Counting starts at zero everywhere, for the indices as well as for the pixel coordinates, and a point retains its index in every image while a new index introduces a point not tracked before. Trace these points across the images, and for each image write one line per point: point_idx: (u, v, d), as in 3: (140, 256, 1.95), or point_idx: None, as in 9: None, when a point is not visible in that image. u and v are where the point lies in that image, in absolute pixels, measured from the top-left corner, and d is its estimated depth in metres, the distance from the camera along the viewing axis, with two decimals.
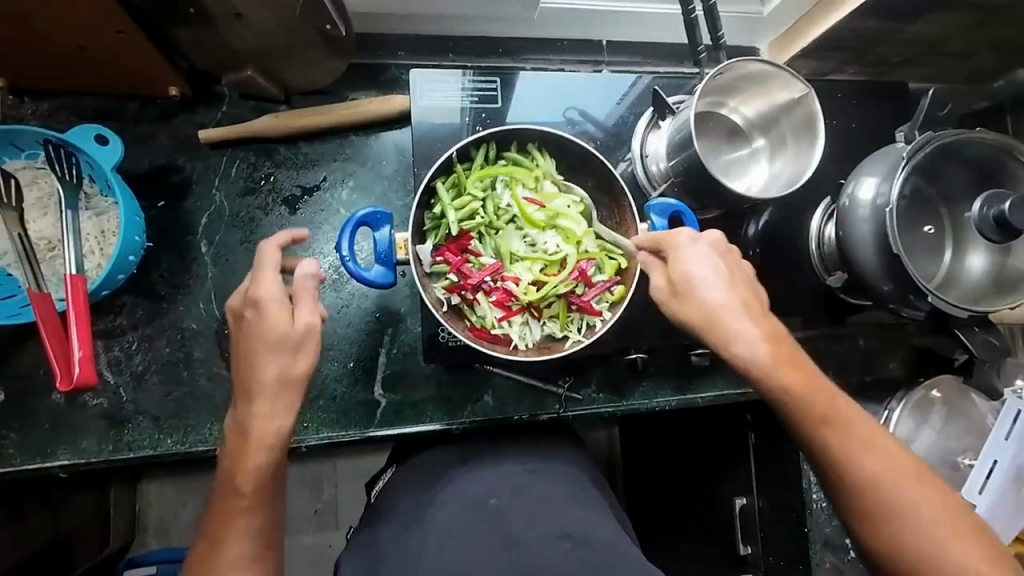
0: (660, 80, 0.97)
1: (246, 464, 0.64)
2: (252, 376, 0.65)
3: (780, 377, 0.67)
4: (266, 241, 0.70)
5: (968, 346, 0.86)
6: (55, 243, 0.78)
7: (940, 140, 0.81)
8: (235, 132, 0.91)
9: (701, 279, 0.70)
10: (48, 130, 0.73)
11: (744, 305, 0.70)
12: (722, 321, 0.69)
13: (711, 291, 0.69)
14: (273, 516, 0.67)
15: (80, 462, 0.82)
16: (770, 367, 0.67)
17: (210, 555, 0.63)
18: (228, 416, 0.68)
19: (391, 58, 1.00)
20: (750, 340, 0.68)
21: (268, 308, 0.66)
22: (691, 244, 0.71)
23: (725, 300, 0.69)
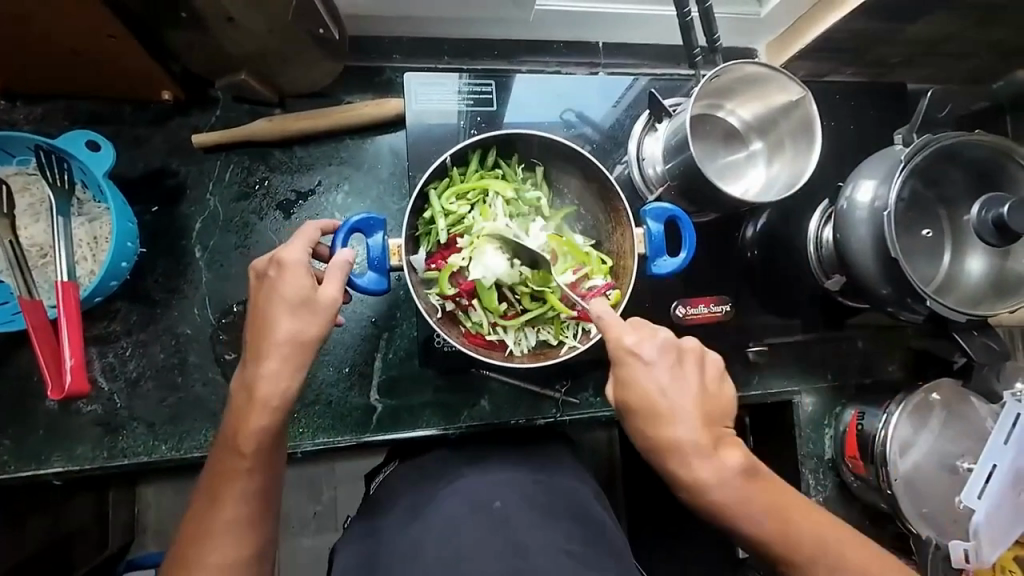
0: (657, 82, 0.96)
1: (249, 424, 0.64)
2: (264, 332, 0.65)
3: (734, 488, 0.63)
4: (310, 221, 0.71)
5: (967, 349, 0.85)
6: (47, 250, 0.78)
7: (939, 142, 0.80)
8: (229, 136, 0.90)
9: (663, 405, 0.65)
10: (39, 136, 0.73)
11: (708, 428, 0.65)
12: (686, 454, 0.64)
13: (676, 421, 0.65)
14: (271, 481, 0.66)
15: (74, 469, 0.82)
16: (738, 501, 0.63)
17: (207, 506, 0.64)
18: (238, 369, 0.68)
19: (386, 61, 0.99)
20: (715, 472, 0.63)
21: (290, 269, 0.65)
22: (642, 364, 0.66)
23: (690, 429, 0.64)
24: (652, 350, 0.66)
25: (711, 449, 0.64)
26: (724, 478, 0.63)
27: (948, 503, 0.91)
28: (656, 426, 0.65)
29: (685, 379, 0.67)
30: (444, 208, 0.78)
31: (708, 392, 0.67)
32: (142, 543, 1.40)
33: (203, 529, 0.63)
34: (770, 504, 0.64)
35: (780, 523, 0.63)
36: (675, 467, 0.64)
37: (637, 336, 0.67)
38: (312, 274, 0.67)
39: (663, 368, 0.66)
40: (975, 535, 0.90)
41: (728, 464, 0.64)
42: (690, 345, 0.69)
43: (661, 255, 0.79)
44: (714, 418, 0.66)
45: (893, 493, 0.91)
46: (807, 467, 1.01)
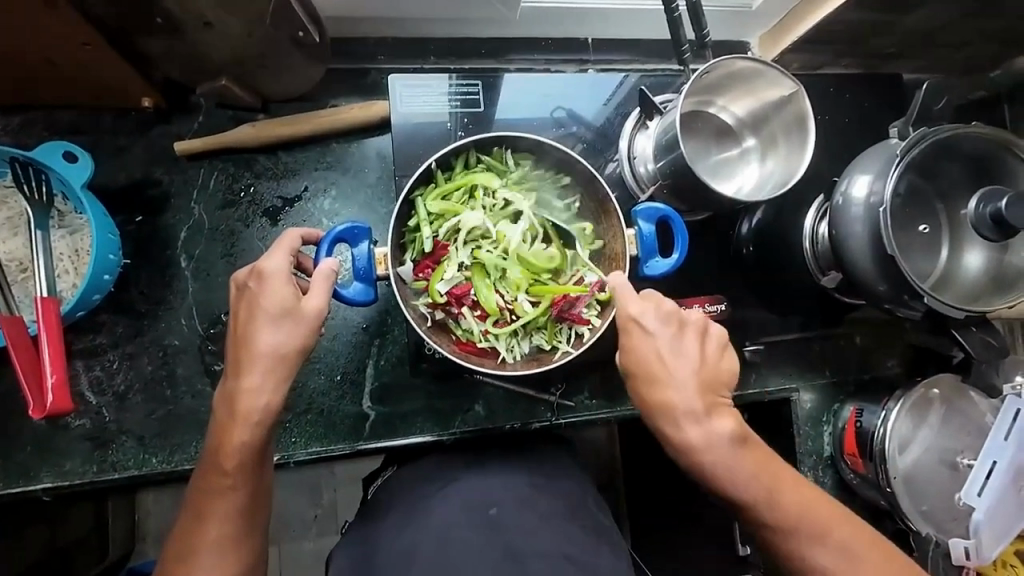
0: (647, 78, 0.95)
1: (232, 440, 0.63)
2: (246, 344, 0.63)
3: (728, 466, 0.65)
4: (290, 228, 0.69)
5: (965, 346, 0.84)
6: (27, 264, 0.76)
7: (935, 136, 0.78)
8: (212, 144, 0.89)
9: (660, 372, 0.67)
10: (13, 148, 0.72)
11: (703, 394, 0.67)
12: (679, 417, 0.66)
13: (670, 386, 0.66)
14: (257, 496, 0.65)
15: (65, 484, 0.81)
16: (726, 468, 0.65)
17: (193, 524, 0.63)
18: (219, 383, 0.66)
19: (371, 63, 0.98)
20: (704, 432, 0.65)
21: (271, 280, 0.64)
22: (642, 335, 0.68)
23: (684, 393, 0.66)
24: (649, 318, 0.69)
25: (705, 416, 0.66)
26: (714, 445, 0.65)
27: (948, 499, 0.91)
28: (652, 388, 0.67)
29: (685, 348, 0.68)
30: (430, 212, 0.77)
31: (709, 362, 0.69)
32: (142, 551, 1.38)
33: (188, 548, 0.62)
34: (755, 472, 0.65)
35: (762, 491, 0.65)
36: (668, 429, 0.66)
37: (642, 310, 0.69)
38: (295, 283, 0.66)
39: (662, 339, 0.68)
40: (974, 532, 0.87)
41: (721, 433, 0.65)
42: (696, 319, 0.71)
43: (654, 257, 0.77)
44: (710, 387, 0.68)
45: (893, 491, 0.89)
46: (807, 466, 1.00)
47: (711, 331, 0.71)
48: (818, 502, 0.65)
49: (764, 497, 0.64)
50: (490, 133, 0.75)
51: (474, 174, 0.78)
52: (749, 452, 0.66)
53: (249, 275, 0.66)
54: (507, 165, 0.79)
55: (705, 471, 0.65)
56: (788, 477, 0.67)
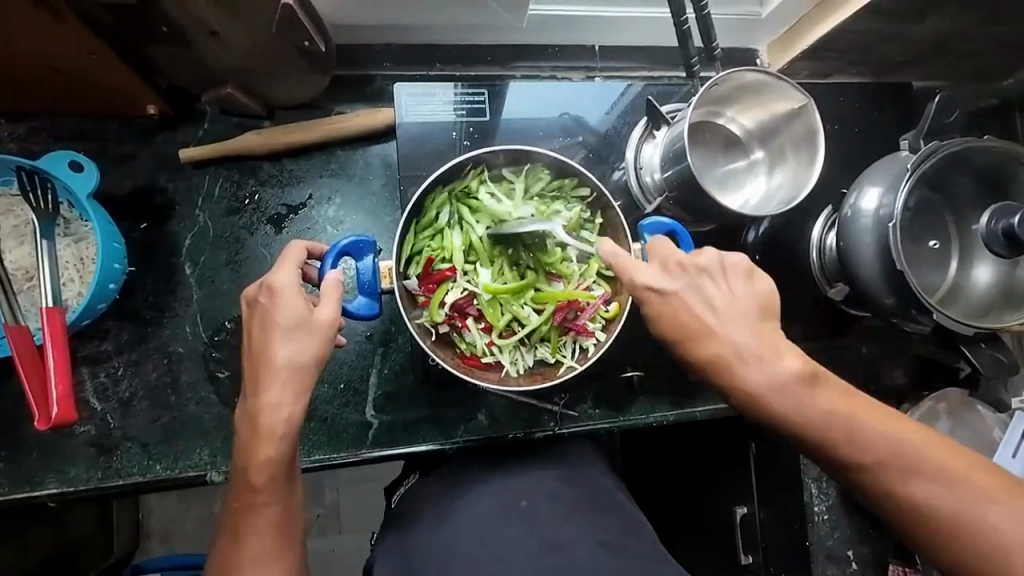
0: (653, 86, 0.94)
1: (258, 457, 0.62)
2: (263, 360, 0.63)
3: (790, 400, 0.62)
4: (293, 241, 0.69)
5: (975, 363, 0.83)
6: (33, 273, 0.76)
7: (947, 149, 0.77)
8: (217, 151, 0.89)
9: (703, 326, 0.65)
10: (20, 157, 0.72)
11: (752, 331, 0.65)
12: (735, 369, 0.64)
13: (712, 336, 0.65)
14: (291, 508, 0.66)
15: (70, 491, 0.82)
16: (795, 412, 0.62)
17: (233, 542, 0.64)
18: (240, 402, 0.66)
19: (376, 69, 0.97)
20: (763, 377, 0.63)
21: (282, 295, 0.63)
22: (663, 299, 0.67)
23: (731, 340, 0.65)
24: (669, 281, 0.67)
25: (758, 357, 0.64)
26: (779, 383, 0.63)
27: None
28: (693, 344, 0.66)
29: (714, 295, 0.66)
30: (432, 236, 0.78)
31: (742, 297, 0.66)
32: (146, 548, 1.41)
33: (231, 566, 0.63)
34: (829, 408, 0.62)
35: (837, 418, 0.62)
36: (733, 393, 0.65)
37: (662, 276, 0.68)
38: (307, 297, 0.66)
39: (686, 294, 0.67)
40: None
41: (780, 369, 0.63)
42: (733, 259, 0.67)
43: None
44: (758, 324, 0.65)
45: None
46: (810, 476, 1.00)
47: (756, 275, 0.67)
48: (929, 446, 0.61)
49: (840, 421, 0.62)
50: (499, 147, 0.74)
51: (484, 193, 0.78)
52: (819, 392, 0.63)
53: (260, 291, 0.66)
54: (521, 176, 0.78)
55: (763, 408, 0.64)
56: (862, 401, 0.63)
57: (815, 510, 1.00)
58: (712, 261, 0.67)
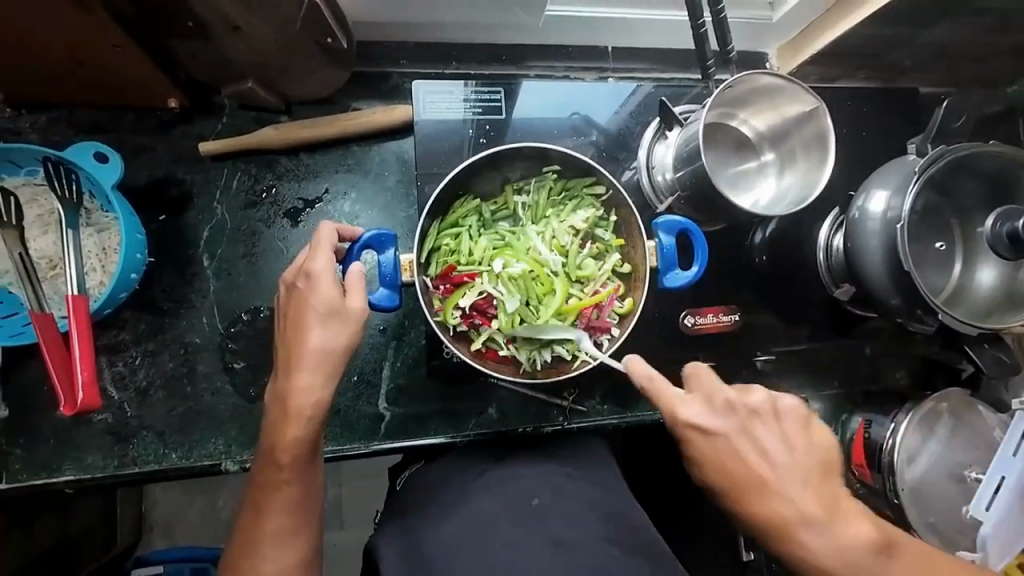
0: (665, 88, 0.95)
1: (286, 436, 0.64)
2: (297, 344, 0.64)
3: (810, 535, 0.66)
4: (324, 222, 0.69)
5: (978, 363, 0.85)
6: (57, 261, 0.78)
7: (953, 153, 0.79)
8: (236, 145, 0.90)
9: (759, 479, 0.68)
10: (47, 147, 0.73)
11: (811, 490, 0.67)
12: (795, 530, 0.66)
13: (774, 496, 0.67)
14: (312, 490, 0.67)
15: (87, 478, 0.83)
16: (817, 539, 0.65)
17: (253, 518, 0.65)
18: (271, 380, 0.68)
19: (392, 67, 0.99)
20: (786, 522, 0.67)
21: (320, 279, 0.64)
22: (711, 439, 0.70)
23: (791, 500, 0.67)
24: (725, 423, 0.70)
25: (788, 491, 0.67)
26: (844, 548, 0.65)
27: (956, 512, 0.92)
28: (717, 472, 0.70)
29: (771, 448, 0.69)
30: (450, 238, 0.80)
31: (797, 450, 0.69)
32: (149, 540, 1.41)
33: (252, 540, 0.64)
34: (852, 548, 0.65)
35: (875, 571, 0.64)
36: (784, 543, 0.67)
37: (703, 410, 0.70)
38: (341, 283, 0.67)
39: (735, 436, 0.69)
40: (982, 547, 0.90)
41: (851, 536, 0.66)
42: (784, 402, 0.71)
43: (674, 269, 0.78)
44: (814, 479, 0.68)
45: (900, 504, 0.91)
46: None
47: (810, 421, 0.72)
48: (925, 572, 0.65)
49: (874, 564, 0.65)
50: (516, 144, 0.75)
51: (513, 198, 0.82)
52: (887, 554, 0.65)
53: (299, 275, 0.67)
54: (546, 185, 0.81)
55: (789, 541, 0.66)
56: (908, 548, 0.67)
57: None
58: (734, 394, 0.70)
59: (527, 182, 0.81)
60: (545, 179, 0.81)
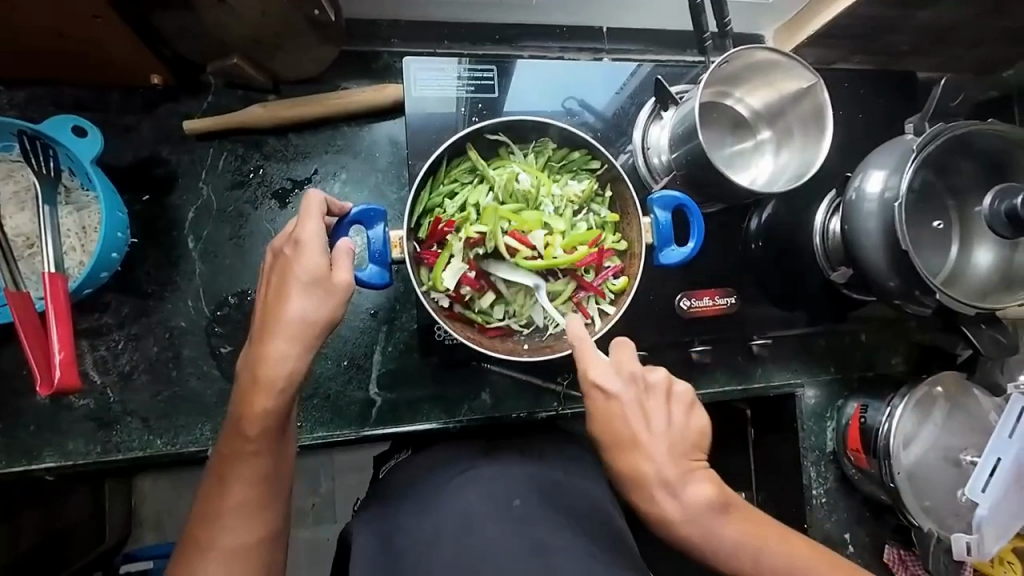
0: (662, 68, 0.94)
1: (254, 406, 0.62)
2: (275, 311, 0.62)
3: (707, 524, 0.64)
4: (314, 190, 0.66)
5: (975, 343, 0.84)
6: (35, 240, 0.75)
7: (952, 131, 0.78)
8: (222, 123, 0.87)
9: (632, 439, 0.65)
10: (23, 120, 0.70)
11: (673, 455, 0.65)
12: (652, 489, 0.65)
13: (639, 454, 0.65)
14: (280, 463, 0.65)
15: (68, 464, 0.81)
16: (697, 527, 0.64)
17: (217, 489, 0.63)
18: (245, 348, 0.66)
19: (383, 46, 0.97)
20: (682, 514, 0.64)
21: (306, 248, 0.63)
22: (605, 398, 0.66)
23: (655, 466, 0.64)
24: (621, 390, 0.66)
25: (678, 485, 0.64)
26: (688, 510, 0.64)
27: (951, 495, 0.92)
28: (620, 455, 0.66)
29: (655, 415, 0.66)
30: (432, 205, 0.77)
31: (675, 426, 0.66)
32: (138, 536, 1.39)
33: (212, 510, 0.62)
34: (743, 541, 0.63)
35: (694, 526, 0.64)
36: (641, 499, 0.65)
37: (617, 380, 0.66)
38: (329, 253, 0.65)
39: (632, 405, 0.66)
40: (977, 529, 0.88)
41: (693, 496, 0.64)
42: (680, 391, 0.68)
43: (670, 245, 0.77)
44: (680, 451, 0.66)
45: (897, 490, 0.90)
46: (808, 461, 1.01)
47: (694, 407, 0.69)
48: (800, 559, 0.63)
49: (702, 517, 0.64)
50: (507, 117, 0.74)
51: (511, 161, 0.79)
52: (727, 516, 0.65)
53: (287, 242, 0.65)
54: (542, 153, 0.79)
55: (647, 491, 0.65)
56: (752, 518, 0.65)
57: (813, 494, 1.01)
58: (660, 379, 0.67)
59: (525, 147, 0.79)
60: (540, 146, 0.79)
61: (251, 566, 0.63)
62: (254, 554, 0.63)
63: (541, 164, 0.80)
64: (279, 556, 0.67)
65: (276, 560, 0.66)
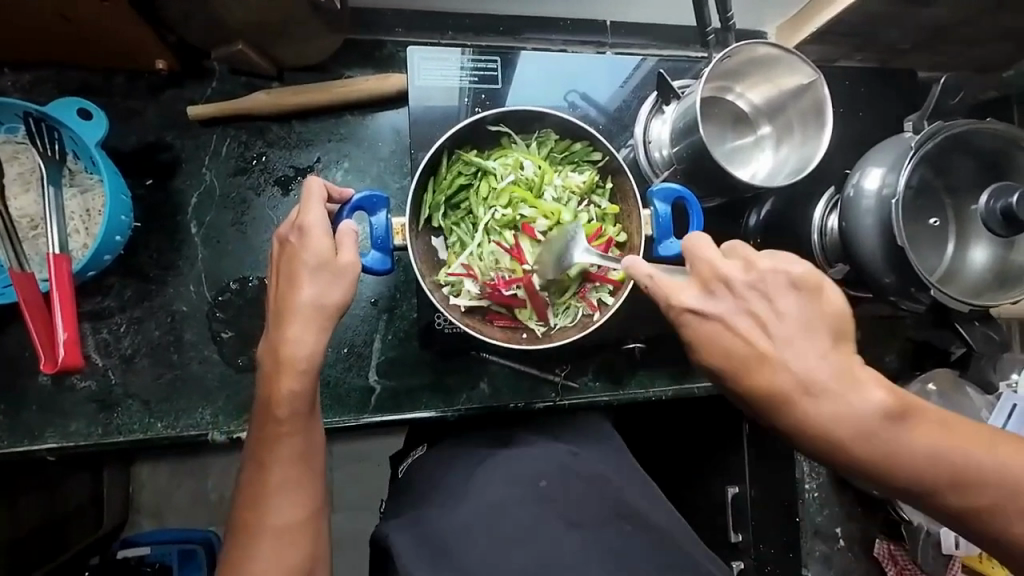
0: (665, 62, 0.94)
1: (280, 390, 0.62)
2: (287, 296, 0.63)
3: (915, 436, 0.56)
4: (313, 177, 0.67)
5: (968, 339, 0.89)
6: (38, 221, 0.76)
7: (951, 129, 0.79)
8: (225, 109, 0.88)
9: (755, 350, 0.59)
10: (28, 102, 0.71)
11: (818, 354, 0.57)
12: (799, 401, 0.57)
13: (767, 364, 0.58)
14: (314, 441, 0.66)
15: (69, 445, 0.81)
16: (883, 442, 0.56)
17: (257, 473, 0.64)
18: (263, 336, 0.66)
19: (387, 36, 0.97)
20: (857, 432, 0.56)
21: (311, 233, 0.63)
22: (710, 323, 0.60)
23: (793, 367, 0.57)
24: (777, 303, 0.58)
25: (844, 391, 0.56)
26: (865, 422, 0.56)
27: None
28: (755, 370, 0.59)
29: (779, 320, 0.58)
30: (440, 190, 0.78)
31: (808, 326, 0.58)
32: (136, 522, 1.42)
33: (258, 493, 0.63)
34: (938, 454, 0.56)
35: (874, 434, 0.56)
36: (786, 421, 0.58)
37: (701, 295, 0.61)
38: (333, 239, 0.65)
39: (736, 319, 0.59)
40: None
41: (864, 404, 0.56)
42: (799, 274, 0.59)
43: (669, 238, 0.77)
44: (838, 346, 0.58)
45: None
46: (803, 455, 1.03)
47: (822, 289, 0.59)
48: (995, 448, 0.57)
49: (867, 419, 0.56)
50: (505, 108, 0.75)
51: (513, 150, 0.80)
52: (903, 420, 0.56)
53: (291, 230, 0.66)
54: (545, 144, 0.80)
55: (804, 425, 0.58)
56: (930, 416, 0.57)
57: (806, 487, 1.03)
58: (771, 266, 0.59)
59: (528, 138, 0.80)
60: (542, 137, 0.80)
61: (300, 543, 0.64)
62: (302, 533, 0.64)
63: (542, 154, 0.80)
64: (326, 535, 0.68)
65: (324, 538, 0.67)
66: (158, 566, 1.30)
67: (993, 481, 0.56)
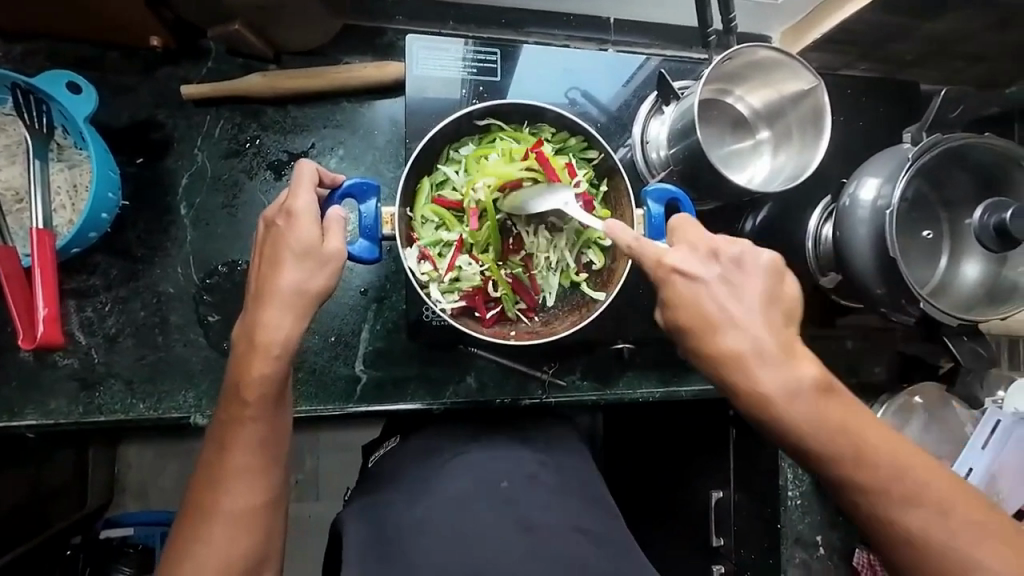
0: (667, 62, 0.94)
1: (252, 371, 0.62)
2: (268, 279, 0.63)
3: (805, 403, 0.59)
4: (305, 160, 0.66)
5: (956, 354, 0.88)
6: (23, 195, 0.75)
7: (948, 143, 0.78)
8: (220, 89, 0.87)
9: (724, 323, 0.61)
10: (15, 74, 0.70)
11: (772, 329, 0.61)
12: (748, 358, 0.60)
13: (729, 330, 0.61)
14: (279, 428, 0.65)
15: (49, 423, 0.80)
16: (801, 405, 0.59)
17: (217, 455, 0.63)
18: (239, 317, 0.65)
19: (388, 23, 0.96)
20: (780, 382, 0.59)
21: (300, 218, 0.63)
22: (691, 284, 0.62)
23: (746, 333, 0.61)
24: (756, 277, 0.63)
25: (777, 354, 0.60)
26: (791, 386, 0.59)
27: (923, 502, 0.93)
28: (709, 335, 0.62)
29: (745, 291, 0.62)
30: (438, 184, 0.78)
31: (766, 294, 0.62)
32: (120, 503, 1.41)
33: (216, 475, 0.62)
34: (840, 424, 0.59)
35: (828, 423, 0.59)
36: (736, 375, 0.60)
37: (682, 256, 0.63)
38: (323, 226, 0.65)
39: (716, 285, 0.62)
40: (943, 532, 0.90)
41: (796, 373, 0.60)
42: (747, 255, 0.63)
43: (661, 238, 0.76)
44: (780, 320, 0.62)
45: None
46: (787, 463, 1.03)
47: (784, 275, 0.64)
48: (902, 448, 0.60)
49: (761, 347, 0.60)
50: (492, 102, 0.74)
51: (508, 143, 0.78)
52: (824, 396, 0.60)
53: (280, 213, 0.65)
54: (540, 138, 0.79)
55: (796, 417, 0.59)
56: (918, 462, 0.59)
57: (788, 495, 1.03)
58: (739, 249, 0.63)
59: (522, 132, 0.79)
60: (540, 132, 0.79)
61: (251, 530, 0.63)
62: (255, 520, 0.63)
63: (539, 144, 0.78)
64: (280, 524, 0.66)
65: (277, 527, 0.65)
66: (143, 547, 1.29)
67: (849, 457, 0.59)
